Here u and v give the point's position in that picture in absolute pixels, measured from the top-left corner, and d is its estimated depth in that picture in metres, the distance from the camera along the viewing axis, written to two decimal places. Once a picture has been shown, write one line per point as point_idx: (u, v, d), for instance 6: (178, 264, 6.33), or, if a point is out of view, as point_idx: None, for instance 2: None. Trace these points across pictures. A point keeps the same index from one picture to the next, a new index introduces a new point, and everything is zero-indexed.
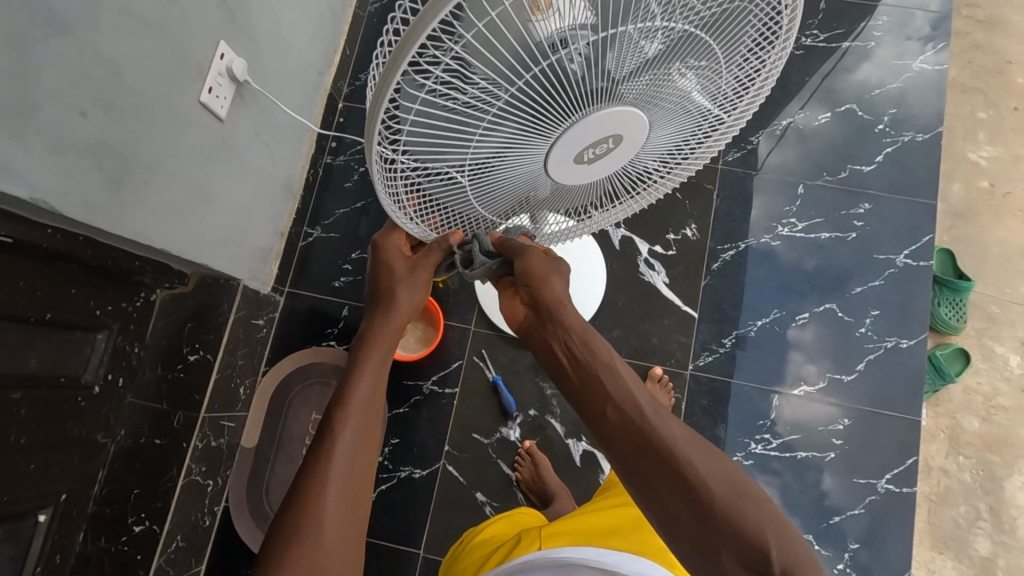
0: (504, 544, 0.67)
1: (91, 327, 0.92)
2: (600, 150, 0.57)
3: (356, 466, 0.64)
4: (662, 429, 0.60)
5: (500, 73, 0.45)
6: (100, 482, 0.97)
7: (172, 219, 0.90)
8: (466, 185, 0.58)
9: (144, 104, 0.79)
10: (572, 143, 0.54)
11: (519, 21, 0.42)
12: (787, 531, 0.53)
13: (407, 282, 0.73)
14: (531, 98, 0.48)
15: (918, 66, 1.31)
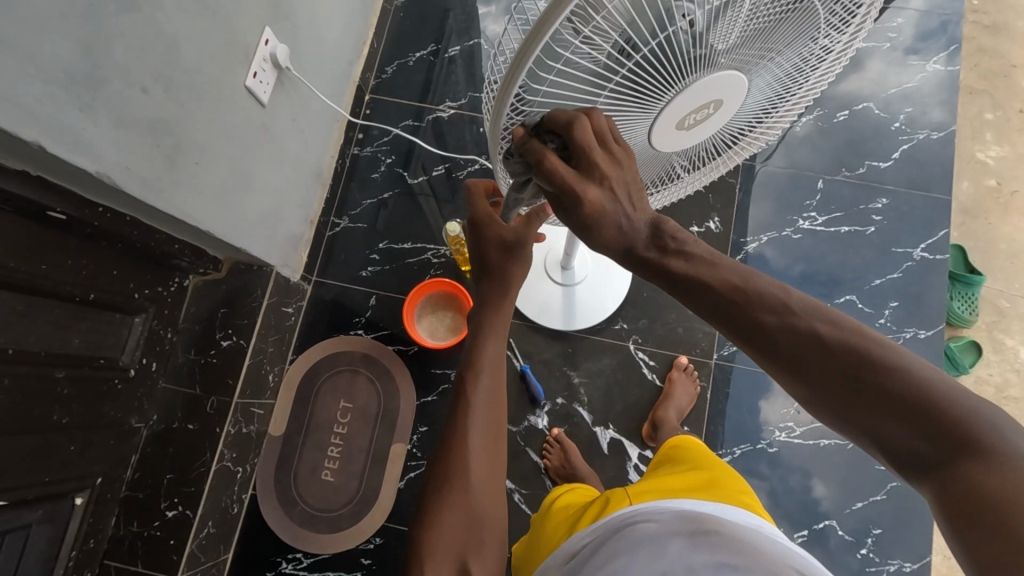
0: (593, 503, 0.65)
1: (130, 310, 0.93)
2: (700, 116, 0.56)
3: (494, 425, 0.70)
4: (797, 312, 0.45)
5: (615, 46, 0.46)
6: (131, 466, 1.00)
7: (215, 199, 0.91)
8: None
9: (195, 85, 0.80)
10: (678, 111, 0.53)
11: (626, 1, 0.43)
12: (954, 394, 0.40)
13: (519, 257, 0.72)
14: (643, 71, 0.48)
15: (931, 66, 1.35)
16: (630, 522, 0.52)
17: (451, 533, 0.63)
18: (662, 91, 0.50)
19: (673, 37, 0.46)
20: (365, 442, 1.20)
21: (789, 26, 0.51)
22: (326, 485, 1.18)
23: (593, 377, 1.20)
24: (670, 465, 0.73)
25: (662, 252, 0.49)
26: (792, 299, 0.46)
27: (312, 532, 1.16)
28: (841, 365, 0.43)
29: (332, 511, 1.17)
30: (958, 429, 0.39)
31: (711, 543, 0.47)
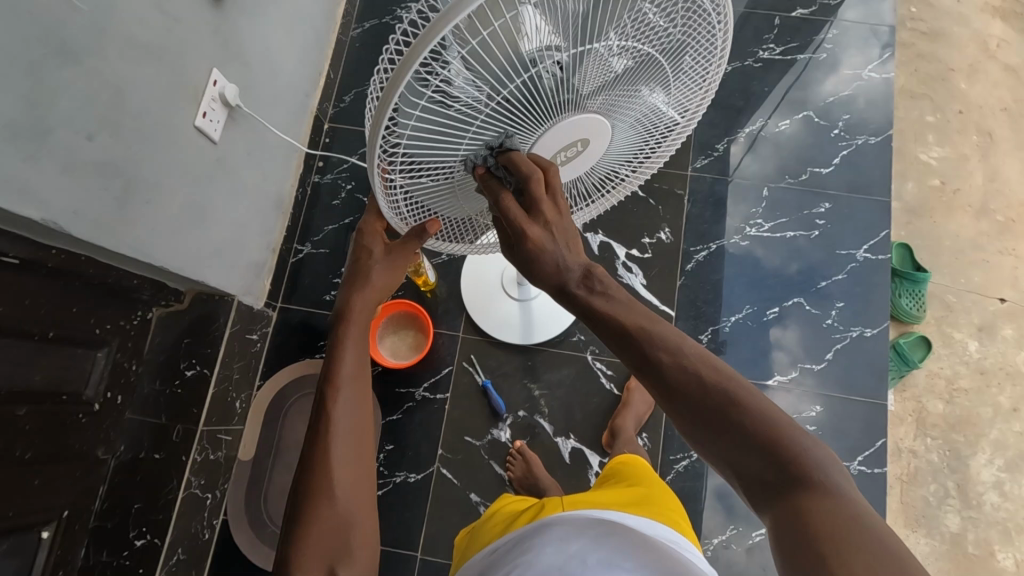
0: (526, 509, 0.68)
1: (92, 345, 0.95)
2: (568, 152, 0.61)
3: (358, 432, 0.70)
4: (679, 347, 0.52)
5: (488, 79, 0.49)
6: (100, 497, 0.98)
7: (170, 235, 0.94)
8: (454, 185, 0.61)
9: (144, 128, 0.84)
10: (550, 143, 0.58)
11: (502, 41, 0.47)
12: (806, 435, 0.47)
13: (384, 263, 0.74)
14: (518, 101, 0.52)
15: (867, 75, 1.41)
16: (546, 524, 0.56)
17: (323, 535, 0.63)
18: (535, 122, 0.55)
19: (546, 71, 0.50)
20: None
21: (643, 78, 0.58)
22: None
23: (553, 388, 1.24)
24: (612, 482, 0.75)
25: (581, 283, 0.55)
26: (683, 343, 0.52)
27: None
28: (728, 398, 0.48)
29: None
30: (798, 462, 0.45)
31: (612, 544, 0.51)
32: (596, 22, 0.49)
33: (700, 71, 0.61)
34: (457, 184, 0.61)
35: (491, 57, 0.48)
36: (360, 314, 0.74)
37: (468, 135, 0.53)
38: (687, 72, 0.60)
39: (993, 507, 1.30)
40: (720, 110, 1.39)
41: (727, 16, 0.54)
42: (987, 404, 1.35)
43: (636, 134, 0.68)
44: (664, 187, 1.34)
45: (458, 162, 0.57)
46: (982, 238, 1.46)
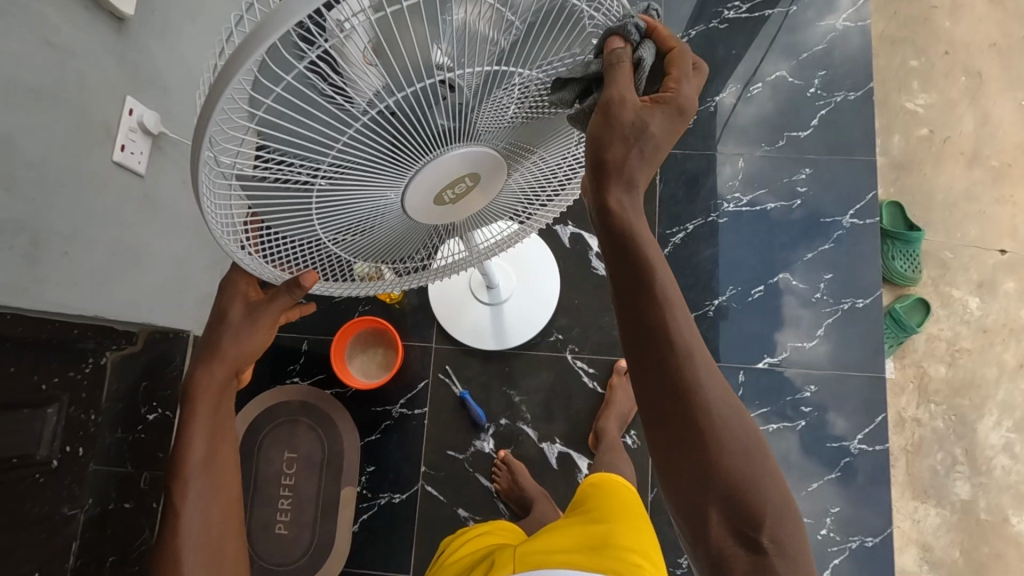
0: (480, 563, 0.74)
1: (38, 404, 0.85)
2: (456, 187, 0.55)
3: (210, 537, 0.63)
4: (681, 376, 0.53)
5: (331, 113, 0.41)
6: (73, 553, 0.94)
7: (95, 286, 0.90)
8: (320, 231, 0.53)
9: (43, 177, 0.77)
10: (428, 177, 0.52)
11: (366, 60, 0.40)
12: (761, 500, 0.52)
13: (236, 330, 0.62)
14: (379, 136, 0.45)
15: (841, 25, 1.31)
16: None
17: None
18: (406, 158, 0.48)
19: (409, 103, 0.43)
20: (314, 491, 1.17)
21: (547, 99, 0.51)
22: (281, 540, 1.15)
23: (533, 393, 1.19)
24: (581, 511, 0.78)
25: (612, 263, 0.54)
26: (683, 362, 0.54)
27: None
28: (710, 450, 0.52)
29: (289, 563, 1.14)
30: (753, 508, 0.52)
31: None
32: (472, 46, 0.42)
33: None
34: (320, 228, 0.53)
35: (329, 88, 0.40)
36: (209, 392, 0.63)
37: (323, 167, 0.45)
38: None
39: (1003, 471, 1.24)
40: None
41: (634, 36, 0.50)
42: (991, 363, 1.29)
43: (541, 162, 0.63)
44: None
45: (314, 208, 0.49)
46: (976, 187, 1.38)
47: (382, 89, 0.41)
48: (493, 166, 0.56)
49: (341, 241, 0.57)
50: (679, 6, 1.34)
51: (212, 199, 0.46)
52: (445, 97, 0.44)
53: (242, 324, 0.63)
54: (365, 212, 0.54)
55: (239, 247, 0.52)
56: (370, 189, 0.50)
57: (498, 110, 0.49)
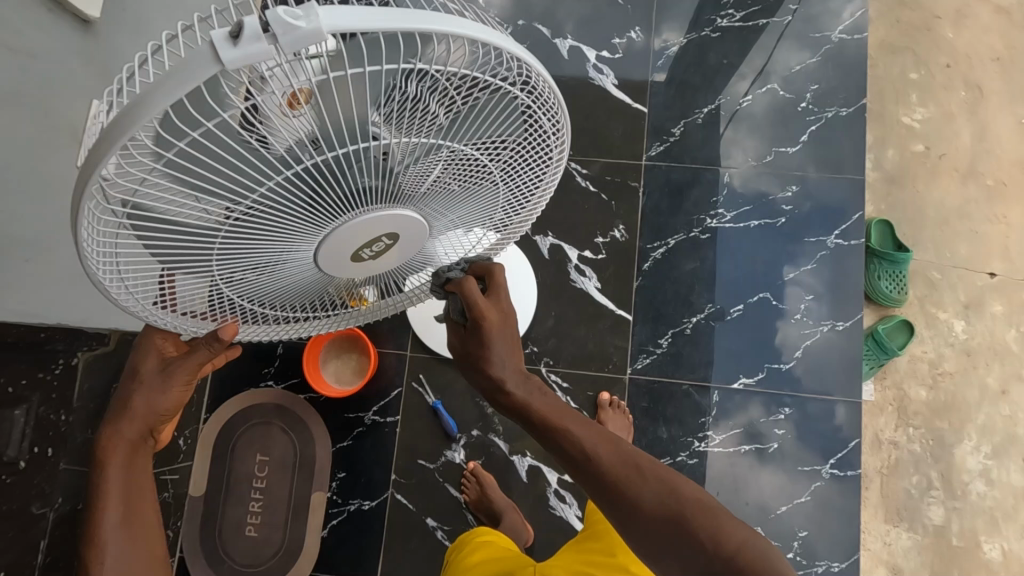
0: None
1: (7, 404, 0.86)
2: (373, 244, 0.53)
3: None
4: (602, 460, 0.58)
5: (235, 168, 0.40)
6: (42, 550, 0.96)
7: (61, 288, 0.91)
8: (222, 277, 0.51)
9: (7, 182, 0.76)
10: (337, 236, 0.49)
11: (286, 118, 0.38)
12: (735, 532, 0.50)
13: (148, 388, 0.67)
14: (282, 197, 0.43)
15: (837, 37, 1.28)
16: None
17: None
18: (320, 214, 0.46)
19: (315, 166, 0.41)
20: (286, 492, 1.18)
21: (476, 164, 0.50)
22: (251, 540, 1.16)
23: None
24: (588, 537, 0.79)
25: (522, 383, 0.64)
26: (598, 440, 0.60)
27: None
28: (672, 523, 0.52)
29: (259, 565, 1.15)
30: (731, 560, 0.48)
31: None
32: (397, 107, 0.41)
33: (534, 163, 0.54)
34: (221, 277, 0.51)
35: (240, 148, 0.39)
36: (118, 446, 0.66)
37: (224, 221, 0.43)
38: (525, 169, 0.54)
39: (979, 496, 1.24)
40: (675, 88, 1.28)
41: (566, 120, 0.50)
42: (974, 387, 1.28)
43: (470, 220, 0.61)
44: (617, 180, 1.24)
45: (213, 260, 0.47)
46: (970, 205, 1.35)
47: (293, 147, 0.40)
48: (415, 226, 0.54)
49: (250, 287, 0.55)
50: (671, 12, 1.31)
51: (96, 247, 0.44)
52: (356, 162, 0.43)
53: (155, 381, 0.68)
54: (274, 264, 0.52)
55: (137, 294, 0.50)
56: (277, 242, 0.48)
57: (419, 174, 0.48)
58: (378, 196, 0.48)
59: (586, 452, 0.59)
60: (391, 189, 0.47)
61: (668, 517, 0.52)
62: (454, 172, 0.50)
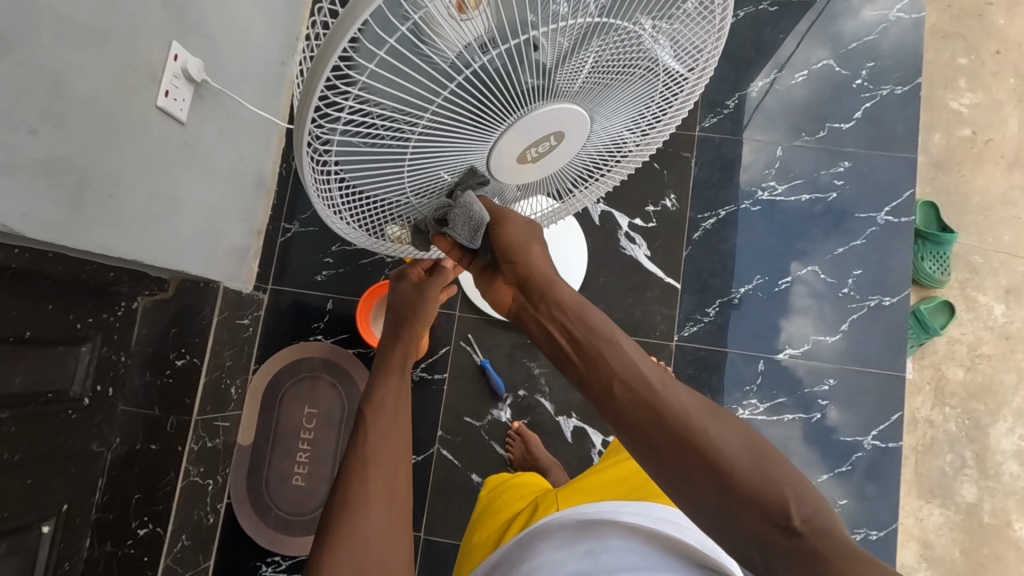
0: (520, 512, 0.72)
1: (73, 341, 0.90)
2: (541, 149, 0.55)
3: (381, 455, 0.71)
4: (667, 393, 0.52)
5: (420, 77, 0.43)
6: (100, 489, 0.97)
7: (137, 230, 0.89)
8: (409, 195, 0.56)
9: (93, 117, 0.76)
10: (513, 142, 0.52)
11: (457, 15, 0.40)
12: (806, 484, 0.47)
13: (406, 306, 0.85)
14: (464, 102, 0.46)
15: (894, 16, 1.28)
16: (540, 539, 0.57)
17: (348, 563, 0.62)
18: (492, 121, 0.49)
19: (487, 66, 0.44)
20: (333, 445, 1.21)
21: (627, 56, 0.50)
22: (298, 490, 1.20)
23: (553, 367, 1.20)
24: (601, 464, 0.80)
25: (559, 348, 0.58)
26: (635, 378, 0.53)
27: (288, 536, 1.18)
28: (720, 475, 0.48)
29: (305, 514, 1.19)
30: (805, 525, 0.45)
31: (607, 554, 0.53)
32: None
33: (688, 40, 0.52)
34: (410, 192, 0.56)
35: (423, 53, 0.42)
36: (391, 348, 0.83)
37: (416, 133, 0.47)
38: (679, 50, 0.52)
39: (1011, 476, 1.26)
40: (730, 62, 1.28)
41: None
42: (1012, 371, 1.29)
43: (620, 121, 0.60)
44: (669, 149, 1.24)
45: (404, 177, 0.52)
46: (1014, 192, 1.36)
47: (468, 46, 0.42)
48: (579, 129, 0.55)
49: (426, 205, 0.59)
50: None
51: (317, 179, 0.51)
52: (524, 57, 0.44)
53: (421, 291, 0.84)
54: (452, 172, 0.55)
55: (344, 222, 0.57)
56: (457, 152, 0.51)
57: (579, 69, 0.48)
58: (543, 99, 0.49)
59: (639, 385, 0.53)
60: (553, 89, 0.49)
61: (728, 471, 0.48)
62: (613, 67, 0.50)
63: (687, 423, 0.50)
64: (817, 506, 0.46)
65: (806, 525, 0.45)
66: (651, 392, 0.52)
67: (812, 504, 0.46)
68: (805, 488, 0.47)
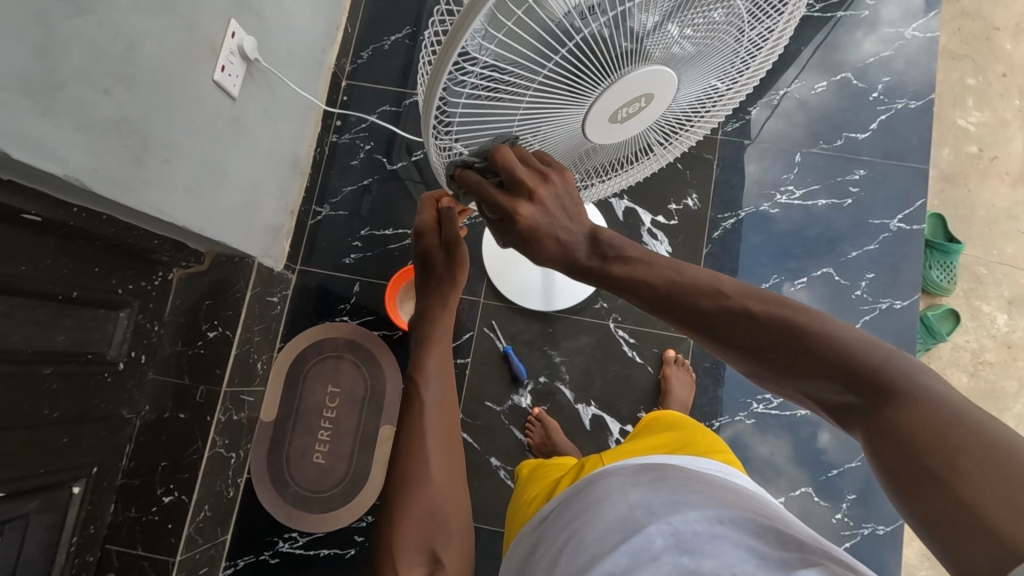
0: (567, 472, 0.74)
1: (114, 305, 0.92)
2: (632, 109, 0.59)
3: (442, 419, 0.76)
4: (783, 308, 0.50)
5: (537, 45, 0.48)
6: (127, 455, 1.01)
7: (188, 198, 0.91)
8: None
9: (157, 85, 0.79)
10: (610, 103, 0.56)
11: None
12: (902, 360, 0.44)
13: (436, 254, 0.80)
14: (568, 67, 0.51)
15: (909, 34, 1.34)
16: (596, 480, 0.60)
17: (416, 523, 0.69)
18: (592, 85, 0.53)
19: (592, 32, 0.48)
20: (354, 423, 1.23)
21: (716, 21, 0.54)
22: (318, 467, 1.21)
23: (574, 355, 1.23)
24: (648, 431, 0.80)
25: (604, 260, 0.54)
26: (738, 287, 0.52)
27: (307, 513, 1.19)
28: (805, 353, 0.47)
29: (324, 491, 1.20)
30: (885, 389, 0.43)
31: (667, 483, 0.55)
32: None
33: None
34: None
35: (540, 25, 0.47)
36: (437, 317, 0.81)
37: (528, 96, 0.52)
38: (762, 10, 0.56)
39: None
40: None
41: None
42: (1012, 378, 1.34)
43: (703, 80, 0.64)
44: (692, 151, 1.29)
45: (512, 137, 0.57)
46: (1018, 207, 1.42)
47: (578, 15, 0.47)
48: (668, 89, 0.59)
49: None
50: None
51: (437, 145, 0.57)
52: (623, 24, 0.49)
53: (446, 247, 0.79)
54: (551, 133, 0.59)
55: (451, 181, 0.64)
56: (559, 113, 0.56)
57: (670, 31, 0.52)
58: (640, 61, 0.53)
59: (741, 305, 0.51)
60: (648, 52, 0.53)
61: (820, 354, 0.47)
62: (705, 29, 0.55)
63: (798, 322, 0.48)
64: (915, 384, 0.43)
65: (885, 395, 0.43)
66: (763, 307, 0.50)
67: (897, 380, 0.43)
68: (897, 363, 0.44)
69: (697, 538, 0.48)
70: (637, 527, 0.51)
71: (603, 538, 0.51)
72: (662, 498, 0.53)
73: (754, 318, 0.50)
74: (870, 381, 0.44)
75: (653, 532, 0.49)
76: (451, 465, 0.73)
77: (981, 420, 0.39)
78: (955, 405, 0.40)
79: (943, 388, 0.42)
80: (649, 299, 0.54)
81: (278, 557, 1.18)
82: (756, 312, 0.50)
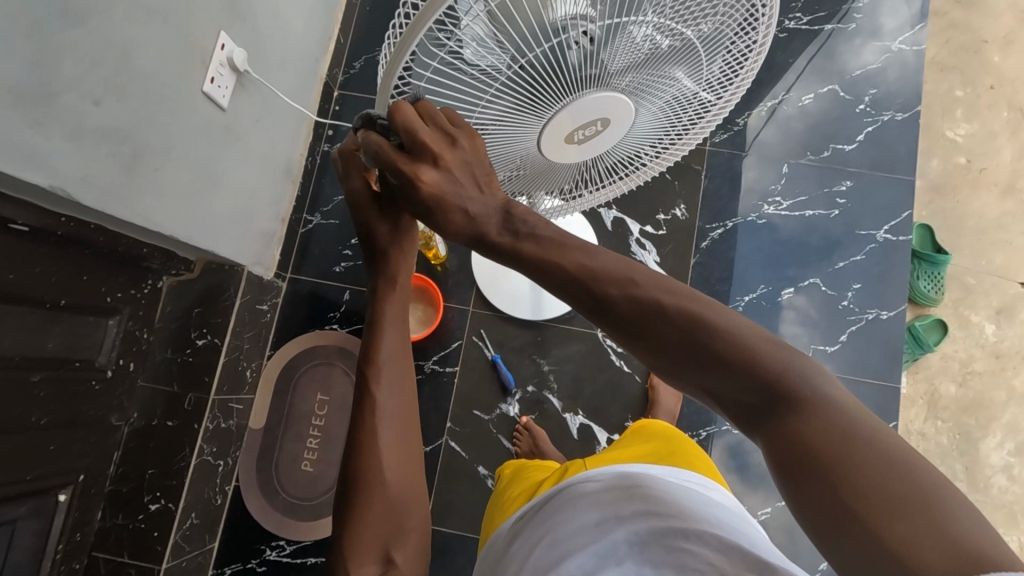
0: (550, 476, 0.74)
1: (103, 312, 0.92)
2: (590, 131, 0.60)
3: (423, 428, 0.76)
4: (695, 303, 0.47)
5: (486, 63, 0.50)
6: (115, 462, 1.00)
7: (179, 206, 0.92)
8: None
9: (150, 96, 0.80)
10: (567, 123, 0.58)
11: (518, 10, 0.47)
12: (806, 367, 0.44)
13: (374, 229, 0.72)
14: (520, 84, 0.52)
15: (897, 47, 1.35)
16: (574, 485, 0.61)
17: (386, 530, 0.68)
18: (546, 103, 0.55)
19: (541, 55, 0.50)
20: (343, 430, 1.24)
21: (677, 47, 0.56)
22: (306, 475, 1.22)
23: (562, 363, 1.24)
24: (634, 440, 0.80)
25: (515, 236, 0.51)
26: (633, 278, 0.49)
27: (295, 520, 1.20)
28: (710, 354, 0.46)
29: (312, 499, 1.21)
30: (790, 395, 0.43)
31: (641, 491, 0.55)
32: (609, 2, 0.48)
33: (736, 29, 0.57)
34: None
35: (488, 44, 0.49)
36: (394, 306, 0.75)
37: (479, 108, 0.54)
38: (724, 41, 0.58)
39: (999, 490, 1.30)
40: None
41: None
42: (1001, 388, 1.34)
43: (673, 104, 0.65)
44: (681, 161, 1.30)
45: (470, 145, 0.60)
46: (1007, 218, 1.42)
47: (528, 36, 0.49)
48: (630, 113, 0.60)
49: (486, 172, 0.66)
50: None
51: None
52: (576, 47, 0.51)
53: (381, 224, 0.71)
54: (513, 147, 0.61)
55: None
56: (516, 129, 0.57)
57: (629, 57, 0.54)
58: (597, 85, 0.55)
59: (649, 296, 0.48)
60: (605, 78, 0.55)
61: (725, 353, 0.45)
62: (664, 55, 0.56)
63: (704, 317, 0.46)
64: (823, 399, 0.43)
65: (790, 403, 0.43)
66: (662, 303, 0.47)
67: (801, 389, 0.43)
68: (807, 372, 0.44)
69: (660, 548, 0.47)
70: (607, 532, 0.51)
71: (572, 541, 0.52)
72: (632, 507, 0.53)
73: (663, 312, 0.47)
74: (776, 384, 0.44)
75: (620, 538, 0.49)
76: (416, 472, 0.71)
77: (876, 434, 0.40)
78: (858, 420, 0.41)
79: (840, 399, 0.43)
80: (558, 282, 0.50)
81: (265, 565, 1.19)
82: (660, 305, 0.47)
